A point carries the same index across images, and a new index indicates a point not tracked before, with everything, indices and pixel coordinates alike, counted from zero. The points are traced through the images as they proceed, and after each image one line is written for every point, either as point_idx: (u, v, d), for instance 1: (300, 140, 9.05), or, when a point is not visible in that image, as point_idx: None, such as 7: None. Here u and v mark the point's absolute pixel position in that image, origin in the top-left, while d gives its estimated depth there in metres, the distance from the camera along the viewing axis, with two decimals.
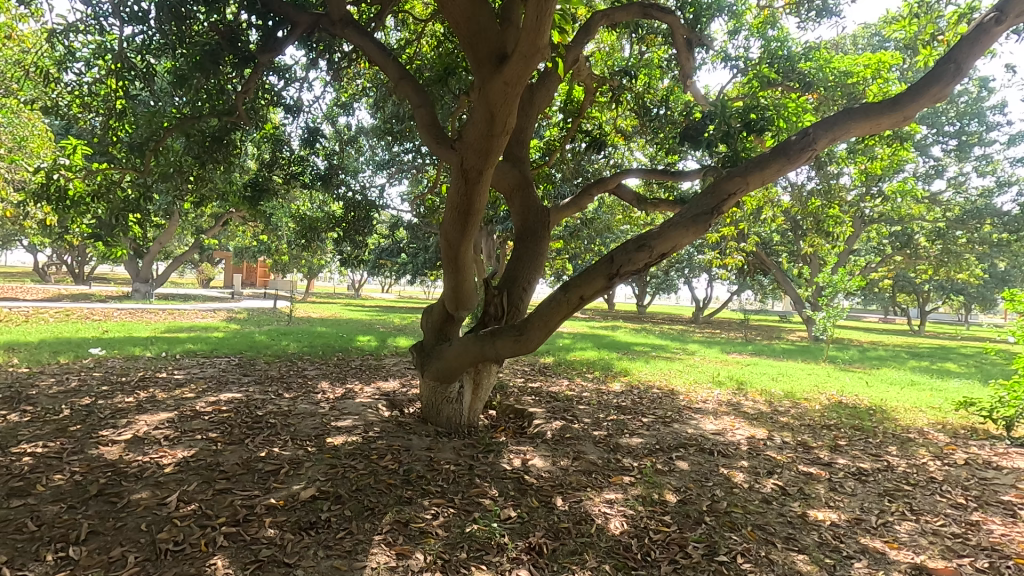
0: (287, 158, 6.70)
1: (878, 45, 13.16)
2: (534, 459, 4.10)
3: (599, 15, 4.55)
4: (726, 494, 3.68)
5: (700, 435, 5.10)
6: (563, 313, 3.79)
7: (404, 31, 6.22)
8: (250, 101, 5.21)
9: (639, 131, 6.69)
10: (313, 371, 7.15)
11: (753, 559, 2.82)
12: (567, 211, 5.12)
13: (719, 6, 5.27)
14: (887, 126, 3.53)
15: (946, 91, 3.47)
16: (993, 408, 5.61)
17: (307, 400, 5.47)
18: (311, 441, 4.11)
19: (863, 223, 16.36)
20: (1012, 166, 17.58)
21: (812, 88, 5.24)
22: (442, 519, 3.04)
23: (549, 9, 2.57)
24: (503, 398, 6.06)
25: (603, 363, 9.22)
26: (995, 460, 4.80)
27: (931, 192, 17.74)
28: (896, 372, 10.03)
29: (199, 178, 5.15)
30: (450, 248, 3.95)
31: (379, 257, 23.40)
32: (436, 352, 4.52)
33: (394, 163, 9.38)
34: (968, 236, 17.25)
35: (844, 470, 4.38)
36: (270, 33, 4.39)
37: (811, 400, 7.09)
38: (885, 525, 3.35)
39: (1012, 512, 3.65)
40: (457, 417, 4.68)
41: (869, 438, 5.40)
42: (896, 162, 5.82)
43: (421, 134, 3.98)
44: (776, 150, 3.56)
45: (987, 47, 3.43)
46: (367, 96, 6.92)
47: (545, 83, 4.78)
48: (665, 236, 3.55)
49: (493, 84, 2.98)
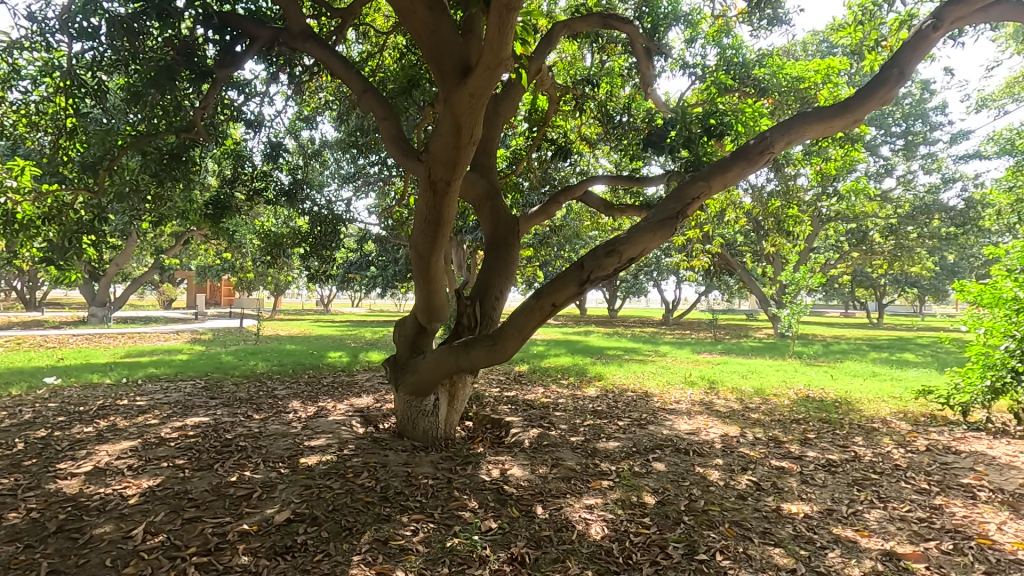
0: (249, 174, 6.58)
1: (826, 51, 13.84)
2: (513, 468, 4.08)
3: (559, 27, 4.63)
4: (702, 493, 3.73)
5: (675, 435, 5.17)
6: (535, 321, 3.80)
7: (365, 43, 6.22)
8: (209, 117, 5.08)
9: (603, 138, 6.83)
10: (284, 391, 6.96)
11: (731, 555, 2.87)
12: (538, 219, 5.10)
13: (675, 16, 5.55)
14: (839, 128, 3.69)
15: (891, 94, 3.65)
16: (950, 394, 5.81)
17: (278, 421, 5.34)
18: (284, 462, 4.00)
19: (821, 222, 17.03)
20: (956, 164, 18.57)
21: (767, 93, 5.53)
22: (422, 535, 2.99)
23: (511, 21, 2.59)
24: (478, 408, 6.04)
25: (577, 368, 9.28)
26: (955, 445, 5.01)
27: (883, 190, 18.58)
28: (858, 364, 10.37)
29: (156, 197, 4.99)
30: (421, 260, 3.91)
31: (347, 272, 23.05)
32: (411, 365, 4.45)
33: (361, 176, 9.33)
34: (920, 231, 18.09)
35: (814, 463, 4.50)
36: (228, 48, 4.24)
37: (780, 395, 7.27)
38: (855, 514, 3.45)
39: (972, 494, 3.81)
40: (434, 431, 4.62)
41: (835, 430, 5.55)
42: (850, 162, 6.05)
43: (388, 146, 3.96)
44: (734, 154, 3.68)
45: (926, 52, 3.65)
46: (330, 109, 6.91)
47: (509, 94, 4.78)
48: (634, 241, 3.61)
49: (459, 95, 2.98)
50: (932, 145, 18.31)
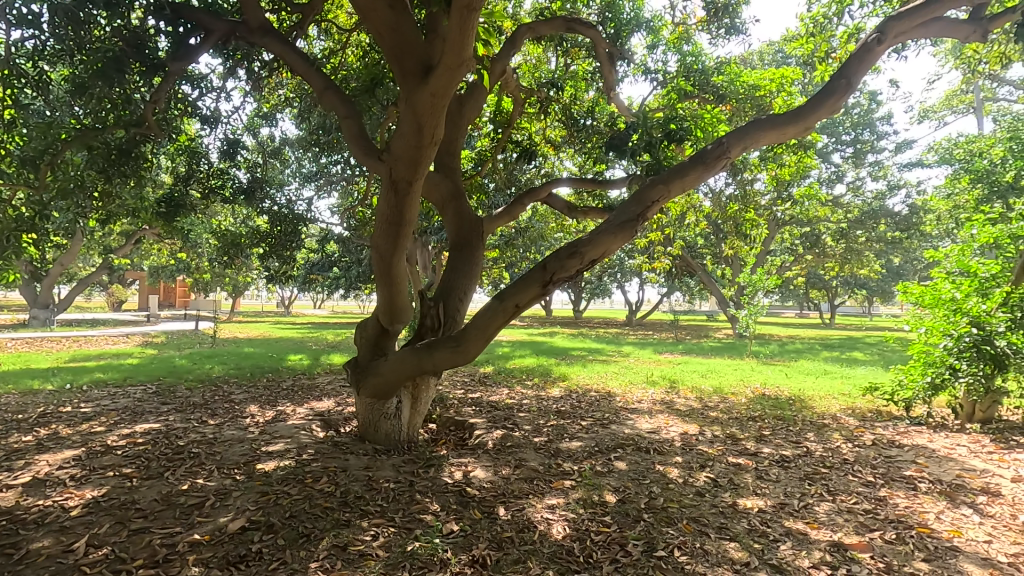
0: (205, 172, 6.37)
1: (780, 61, 14.33)
2: (475, 470, 4.07)
3: (523, 29, 4.63)
4: (662, 490, 3.80)
5: (636, 434, 5.25)
6: (498, 323, 3.80)
7: (328, 40, 6.11)
8: (162, 111, 4.90)
9: (567, 141, 6.89)
10: (240, 395, 6.75)
11: (689, 551, 2.93)
12: (502, 221, 5.10)
13: (637, 22, 5.65)
14: (791, 135, 3.83)
15: (839, 103, 3.81)
16: (894, 390, 6.10)
17: (234, 426, 5.18)
18: (239, 469, 3.88)
19: (777, 226, 17.64)
20: (901, 171, 19.51)
21: (725, 100, 5.62)
22: (382, 539, 2.95)
23: (472, 22, 2.60)
24: (442, 410, 5.99)
25: (542, 369, 9.33)
26: (898, 439, 5.25)
27: (834, 196, 19.36)
28: (811, 363, 10.76)
29: (104, 194, 4.77)
30: (383, 261, 3.86)
31: (309, 273, 22.53)
32: (373, 367, 4.39)
33: (322, 175, 9.16)
34: (868, 235, 18.93)
35: (769, 458, 4.65)
36: (182, 40, 4.10)
37: (737, 394, 7.49)
38: (805, 508, 3.58)
39: (913, 485, 4.00)
40: (396, 434, 4.56)
41: (788, 427, 5.75)
42: (803, 167, 6.27)
43: (349, 145, 3.90)
44: (692, 158, 3.77)
45: (872, 64, 3.83)
46: (290, 106, 6.77)
47: (473, 95, 4.75)
48: (595, 243, 3.65)
49: (420, 95, 2.96)
50: (878, 153, 19.19)
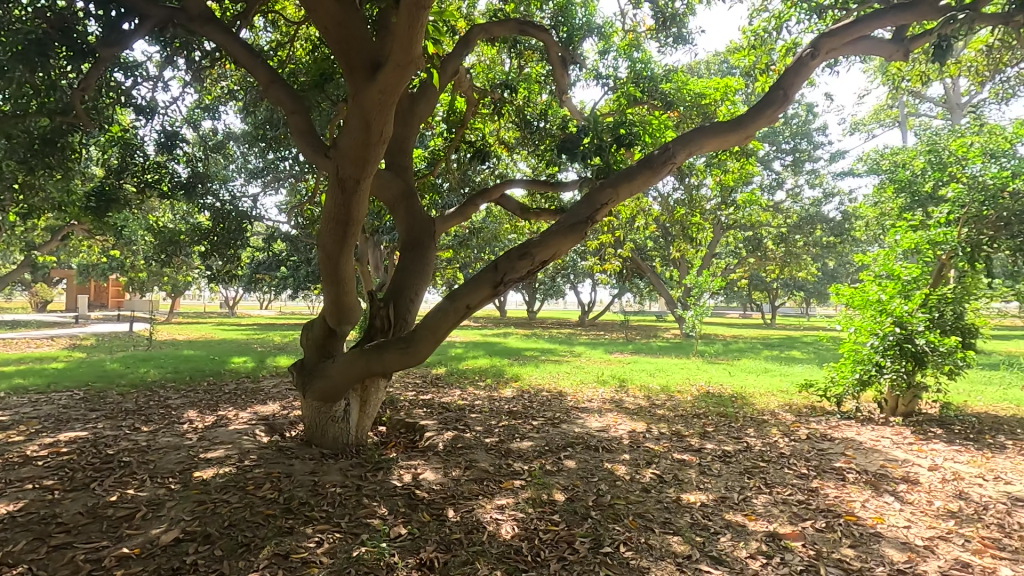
0: (140, 165, 6.05)
1: (726, 71, 14.91)
2: (425, 472, 4.03)
3: (476, 29, 4.62)
4: (610, 488, 3.88)
5: (586, 433, 5.33)
6: (449, 323, 3.78)
7: (275, 32, 5.92)
8: (91, 100, 4.62)
9: (520, 143, 6.93)
10: (178, 400, 6.43)
11: (634, 546, 3.00)
12: (454, 221, 5.07)
13: (588, 28, 5.78)
14: (734, 142, 3.99)
15: (777, 114, 4.00)
16: (827, 387, 6.44)
17: (170, 432, 4.93)
18: (175, 477, 3.70)
19: (722, 229, 18.33)
20: (835, 179, 20.65)
21: (672, 106, 5.83)
22: (327, 545, 2.88)
23: (421, 19, 2.57)
24: (392, 413, 5.90)
25: (495, 370, 9.34)
26: (830, 433, 5.56)
27: (775, 202, 20.29)
28: (752, 362, 11.23)
29: (25, 185, 4.47)
30: (330, 260, 3.77)
31: (255, 272, 21.72)
32: (320, 369, 4.27)
33: (270, 171, 8.86)
34: (805, 240, 19.94)
35: (711, 454, 4.82)
36: (113, 25, 3.87)
37: (683, 392, 7.73)
38: (744, 500, 3.74)
39: (842, 476, 4.24)
40: (344, 437, 4.46)
41: (730, 423, 5.97)
42: (745, 174, 6.54)
43: (295, 140, 3.79)
44: (640, 163, 3.86)
45: (807, 78, 4.03)
46: (234, 99, 6.51)
47: (425, 94, 4.70)
48: (546, 244, 3.69)
49: (368, 91, 2.91)
50: (815, 163, 20.25)
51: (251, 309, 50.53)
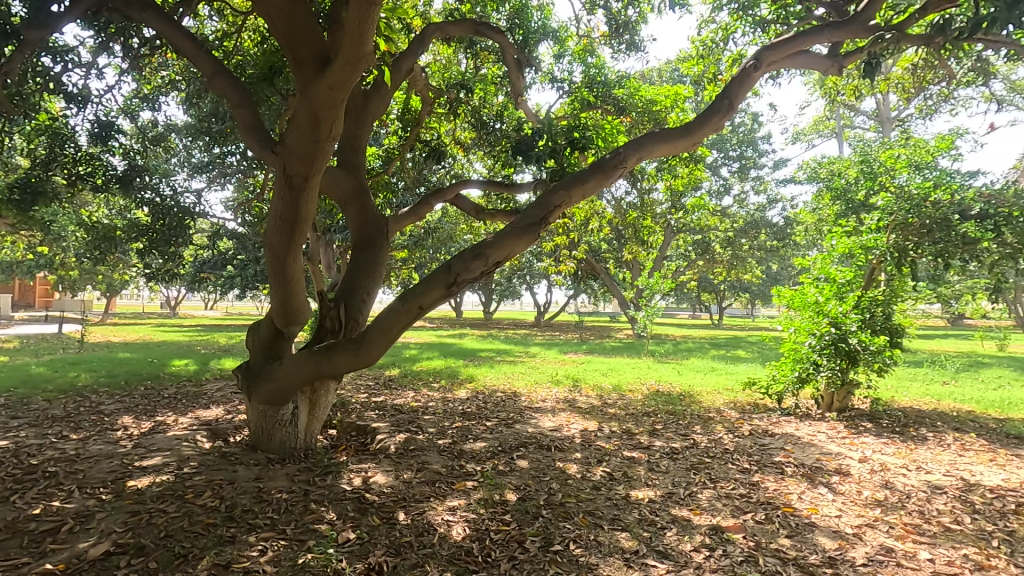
0: (71, 156, 5.70)
1: (676, 79, 15.37)
2: (376, 475, 3.96)
3: (432, 28, 4.60)
4: (561, 486, 3.93)
5: (539, 433, 5.38)
6: (402, 324, 3.73)
7: (221, 22, 5.70)
8: (15, 86, 4.32)
9: (476, 143, 6.93)
10: (112, 406, 6.09)
11: (583, 543, 3.05)
12: (408, 220, 5.02)
13: (544, 31, 5.80)
14: (682, 148, 4.11)
15: (723, 122, 4.14)
16: (769, 384, 6.73)
17: (102, 440, 4.66)
18: (106, 487, 3.50)
19: (673, 233, 18.87)
20: (778, 186, 21.60)
21: (625, 112, 5.95)
22: (271, 553, 2.79)
23: (371, 16, 2.54)
24: (343, 416, 5.78)
25: (449, 371, 9.29)
26: (770, 429, 5.81)
27: (723, 207, 21.05)
28: (700, 361, 11.61)
29: None
30: (276, 260, 3.65)
31: (198, 271, 20.81)
32: (266, 372, 4.13)
33: (215, 166, 8.52)
34: (750, 243, 20.77)
35: (660, 451, 4.95)
36: (40, 7, 3.63)
37: (634, 391, 7.91)
38: (690, 495, 3.86)
39: (781, 470, 4.44)
40: (292, 441, 4.34)
41: (678, 421, 6.15)
42: (694, 179, 6.76)
43: (241, 135, 3.66)
44: (592, 166, 3.93)
45: (750, 88, 4.21)
46: (177, 90, 6.23)
47: (379, 92, 4.63)
48: (500, 245, 3.70)
49: (317, 87, 2.85)
50: (760, 170, 21.13)
51: (191, 309, 48.61)
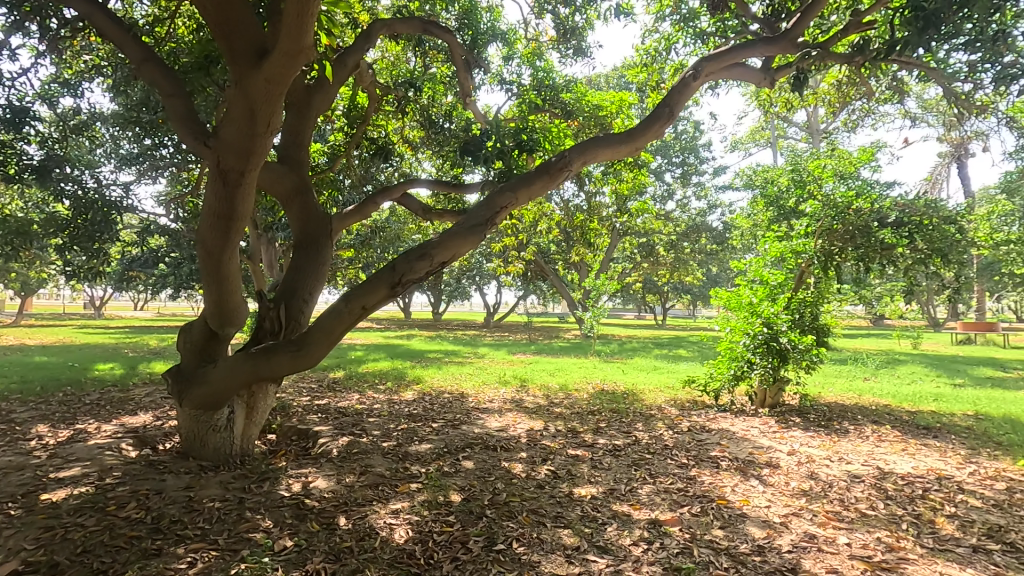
0: None
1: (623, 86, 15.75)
2: (316, 480, 3.85)
3: (378, 24, 4.52)
4: (506, 486, 3.95)
5: (485, 433, 5.38)
6: (344, 325, 3.65)
7: (152, 7, 5.40)
8: None
9: (424, 142, 6.86)
10: (25, 413, 5.64)
11: (526, 542, 3.07)
12: (353, 219, 4.91)
13: (493, 33, 5.85)
14: (625, 153, 4.22)
15: (664, 129, 4.28)
16: (707, 382, 7.00)
17: (13, 451, 4.32)
18: (16, 502, 3.25)
19: (619, 235, 19.32)
20: (718, 192, 22.51)
21: (572, 115, 6.06)
22: (201, 565, 2.66)
23: (311, 10, 2.48)
24: (283, 420, 5.58)
25: (396, 372, 9.14)
26: (708, 425, 6.05)
27: (666, 211, 21.73)
28: (643, 360, 11.93)
29: None
30: (210, 258, 3.49)
31: (127, 269, 19.59)
32: (199, 375, 3.94)
33: (146, 159, 8.05)
34: (692, 247, 21.54)
35: (603, 449, 5.06)
36: None
37: (580, 390, 8.04)
38: (631, 491, 3.97)
39: (717, 464, 4.64)
40: (227, 447, 4.16)
41: (621, 419, 6.30)
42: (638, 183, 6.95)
43: (172, 126, 3.48)
44: (538, 169, 3.97)
45: (689, 97, 4.37)
46: (102, 76, 5.85)
47: (323, 87, 4.51)
48: (446, 245, 3.69)
49: (253, 80, 2.75)
50: (701, 176, 21.95)
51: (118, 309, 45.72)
